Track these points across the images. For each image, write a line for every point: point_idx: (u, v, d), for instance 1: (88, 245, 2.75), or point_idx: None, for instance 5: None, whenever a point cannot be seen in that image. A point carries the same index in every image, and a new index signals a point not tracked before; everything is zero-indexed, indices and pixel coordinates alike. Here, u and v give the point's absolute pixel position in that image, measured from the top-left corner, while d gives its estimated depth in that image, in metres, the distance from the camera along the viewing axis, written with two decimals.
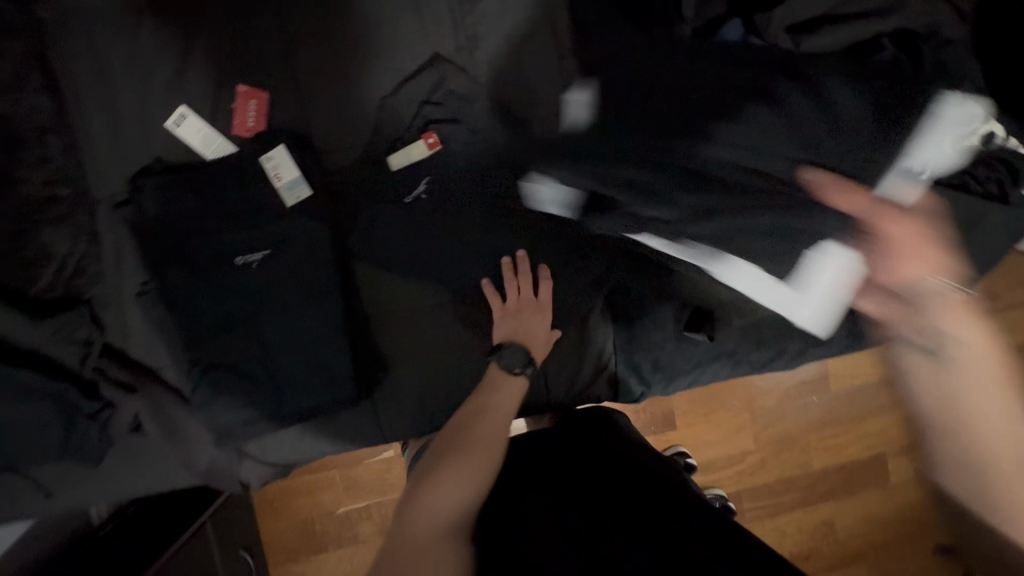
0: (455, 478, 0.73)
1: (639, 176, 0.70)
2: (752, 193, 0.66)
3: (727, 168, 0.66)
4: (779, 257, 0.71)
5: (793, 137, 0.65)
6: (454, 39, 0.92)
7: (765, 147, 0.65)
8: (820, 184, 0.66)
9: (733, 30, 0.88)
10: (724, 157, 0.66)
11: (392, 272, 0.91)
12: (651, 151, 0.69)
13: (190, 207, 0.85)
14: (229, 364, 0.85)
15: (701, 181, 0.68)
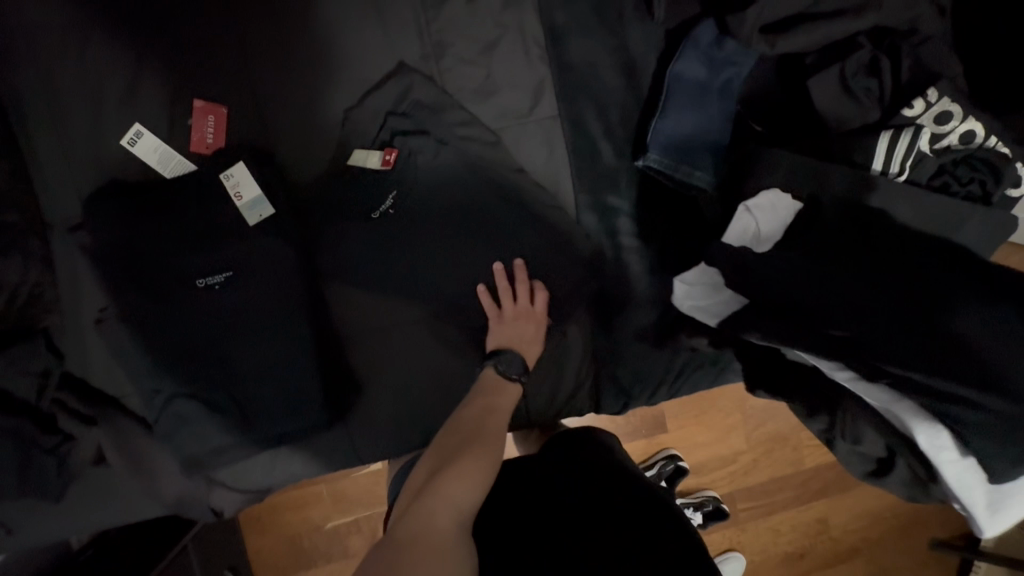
0: (471, 479, 0.65)
1: (859, 317, 0.65)
2: (1004, 369, 0.58)
3: (973, 340, 0.60)
4: (1007, 455, 0.57)
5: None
6: (420, 46, 0.89)
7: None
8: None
9: (707, 32, 0.87)
10: (991, 324, 0.60)
11: (365, 288, 0.88)
12: (892, 297, 0.65)
13: (147, 230, 0.82)
14: (194, 392, 0.82)
15: (947, 347, 0.60)
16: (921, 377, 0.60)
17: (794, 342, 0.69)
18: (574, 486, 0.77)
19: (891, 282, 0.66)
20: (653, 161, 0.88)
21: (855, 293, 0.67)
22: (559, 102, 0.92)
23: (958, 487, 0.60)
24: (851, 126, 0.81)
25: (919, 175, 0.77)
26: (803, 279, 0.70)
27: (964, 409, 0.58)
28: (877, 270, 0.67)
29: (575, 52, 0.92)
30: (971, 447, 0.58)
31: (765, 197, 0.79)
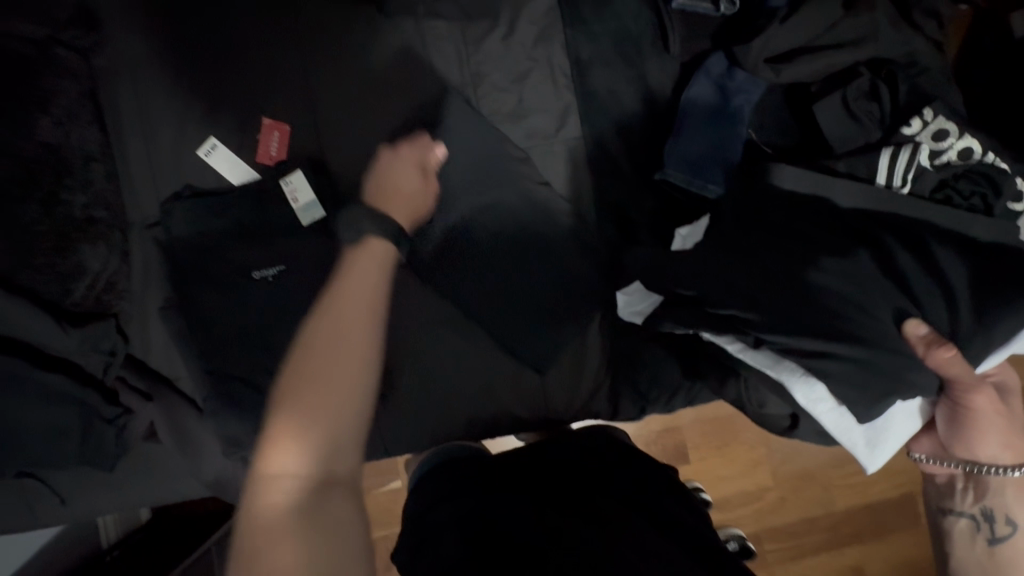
0: (314, 389, 0.55)
1: (741, 292, 0.79)
2: (854, 321, 0.74)
3: (822, 299, 0.76)
4: (867, 400, 0.74)
5: (890, 282, 0.76)
6: (460, 75, 1.01)
7: (875, 299, 0.75)
8: (924, 338, 0.73)
9: (718, 63, 0.96)
10: (836, 281, 0.77)
11: (407, 285, 0.97)
12: (768, 273, 0.79)
13: (216, 228, 0.93)
14: (245, 374, 0.90)
15: (809, 309, 0.76)
16: (787, 338, 0.75)
17: (698, 324, 0.81)
18: (574, 480, 0.80)
19: (766, 256, 0.81)
20: (670, 176, 0.93)
21: (735, 273, 0.81)
22: (584, 125, 1.02)
23: (840, 434, 0.76)
24: (856, 145, 0.88)
25: (922, 189, 0.83)
26: (702, 267, 0.82)
27: (826, 359, 0.74)
28: (752, 249, 0.82)
29: (598, 80, 1.01)
30: (837, 392, 0.74)
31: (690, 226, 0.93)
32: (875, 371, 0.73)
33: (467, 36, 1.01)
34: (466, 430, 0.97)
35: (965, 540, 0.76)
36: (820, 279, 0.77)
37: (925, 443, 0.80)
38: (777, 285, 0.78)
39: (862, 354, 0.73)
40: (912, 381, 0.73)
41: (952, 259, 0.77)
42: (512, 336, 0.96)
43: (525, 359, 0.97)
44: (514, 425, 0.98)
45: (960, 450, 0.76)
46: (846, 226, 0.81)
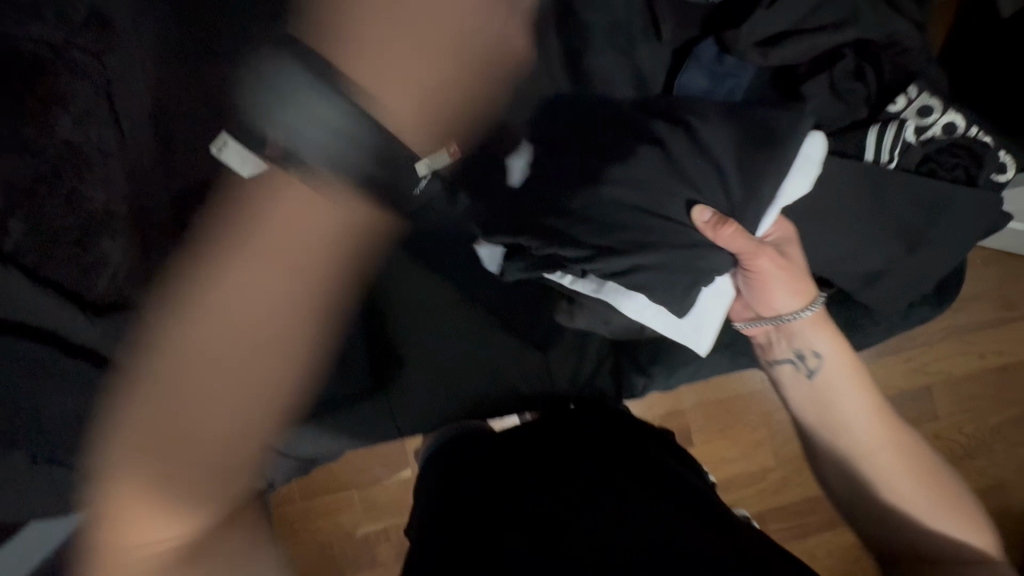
0: None
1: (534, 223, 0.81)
2: (648, 217, 0.78)
3: (603, 206, 0.79)
4: (670, 287, 0.77)
5: (668, 171, 0.79)
6: (459, 68, 1.05)
7: (653, 192, 0.79)
8: (710, 223, 0.77)
9: (709, 49, 0.98)
10: (602, 187, 0.79)
11: (415, 265, 1.01)
12: (550, 198, 0.82)
13: (230, 222, 1.01)
14: (260, 358, 0.96)
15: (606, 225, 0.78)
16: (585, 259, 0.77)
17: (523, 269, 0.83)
18: (581, 450, 0.83)
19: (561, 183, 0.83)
20: None
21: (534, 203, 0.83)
22: None
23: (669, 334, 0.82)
24: (843, 123, 0.92)
25: (907, 164, 0.87)
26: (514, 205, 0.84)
27: (629, 262, 0.76)
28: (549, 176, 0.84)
29: None
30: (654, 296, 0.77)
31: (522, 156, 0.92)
32: (664, 261, 0.77)
33: (466, 30, 1.05)
34: (474, 409, 1.00)
35: (793, 381, 0.89)
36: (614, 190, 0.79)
37: (739, 309, 0.90)
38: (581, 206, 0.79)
39: (652, 246, 0.77)
40: (690, 260, 0.77)
41: (725, 139, 0.80)
42: (517, 316, 1.00)
43: (526, 341, 1.01)
44: (520, 405, 1.01)
45: (763, 308, 0.85)
46: (614, 131, 0.84)
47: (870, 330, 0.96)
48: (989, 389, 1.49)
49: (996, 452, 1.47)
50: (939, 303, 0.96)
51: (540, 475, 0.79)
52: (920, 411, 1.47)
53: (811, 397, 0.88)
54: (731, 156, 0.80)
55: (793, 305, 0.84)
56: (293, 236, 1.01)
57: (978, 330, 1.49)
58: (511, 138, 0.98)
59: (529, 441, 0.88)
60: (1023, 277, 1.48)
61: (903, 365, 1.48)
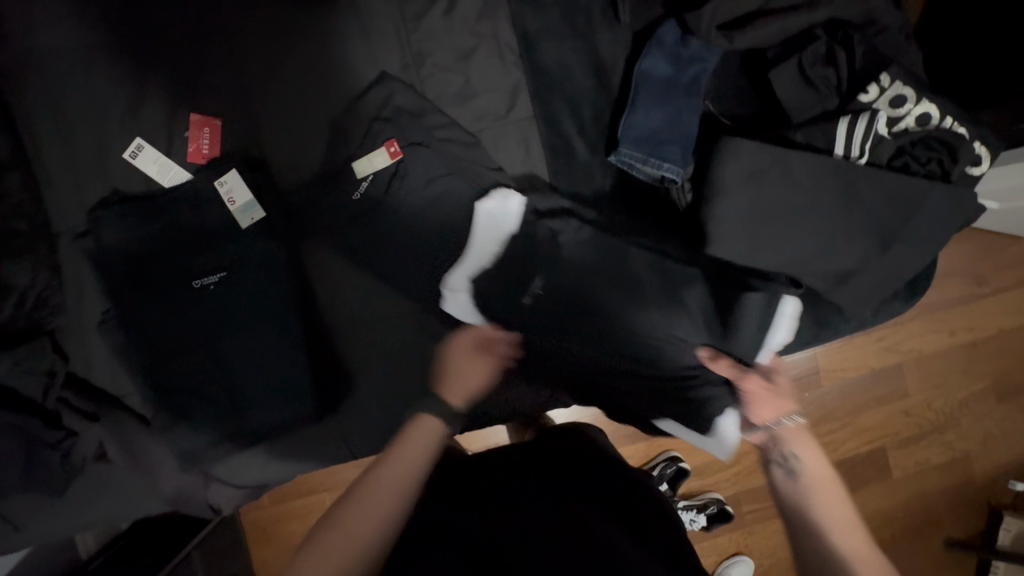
0: (340, 549, 0.63)
1: (575, 364, 0.94)
2: (654, 355, 0.92)
3: (628, 361, 0.92)
4: (699, 424, 0.89)
5: (677, 305, 0.92)
6: (400, 57, 0.95)
7: (671, 351, 0.91)
8: (709, 356, 0.88)
9: (671, 31, 0.90)
10: (627, 346, 0.92)
11: (362, 275, 0.93)
12: (581, 346, 0.93)
13: (149, 231, 0.88)
14: (194, 387, 0.88)
15: (623, 350, 0.92)
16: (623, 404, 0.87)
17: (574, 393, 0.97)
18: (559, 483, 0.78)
19: (594, 311, 0.92)
20: (625, 156, 0.91)
21: (563, 330, 0.93)
22: (535, 103, 0.97)
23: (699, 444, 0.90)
24: (813, 113, 0.85)
25: (879, 158, 0.81)
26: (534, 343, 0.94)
27: (672, 410, 0.91)
28: (567, 316, 0.93)
29: (547, 55, 0.96)
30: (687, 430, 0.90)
31: (497, 200, 0.90)
32: (695, 412, 0.89)
33: (406, 14, 0.95)
34: None
35: (787, 487, 0.68)
36: (641, 319, 0.92)
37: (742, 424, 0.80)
38: (608, 348, 0.92)
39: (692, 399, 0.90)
40: (713, 405, 0.89)
41: (758, 308, 0.87)
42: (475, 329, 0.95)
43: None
44: (482, 420, 0.96)
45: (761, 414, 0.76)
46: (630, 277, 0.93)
47: (841, 330, 0.92)
48: (958, 365, 1.48)
49: (961, 425, 1.48)
50: (913, 297, 0.92)
51: (507, 502, 0.74)
52: (891, 390, 1.46)
53: (802, 501, 0.67)
54: (762, 313, 0.87)
55: (769, 415, 0.74)
56: (221, 248, 0.89)
57: (949, 307, 1.47)
58: (445, 147, 0.93)
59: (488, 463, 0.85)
60: (992, 252, 1.46)
61: (876, 345, 1.46)
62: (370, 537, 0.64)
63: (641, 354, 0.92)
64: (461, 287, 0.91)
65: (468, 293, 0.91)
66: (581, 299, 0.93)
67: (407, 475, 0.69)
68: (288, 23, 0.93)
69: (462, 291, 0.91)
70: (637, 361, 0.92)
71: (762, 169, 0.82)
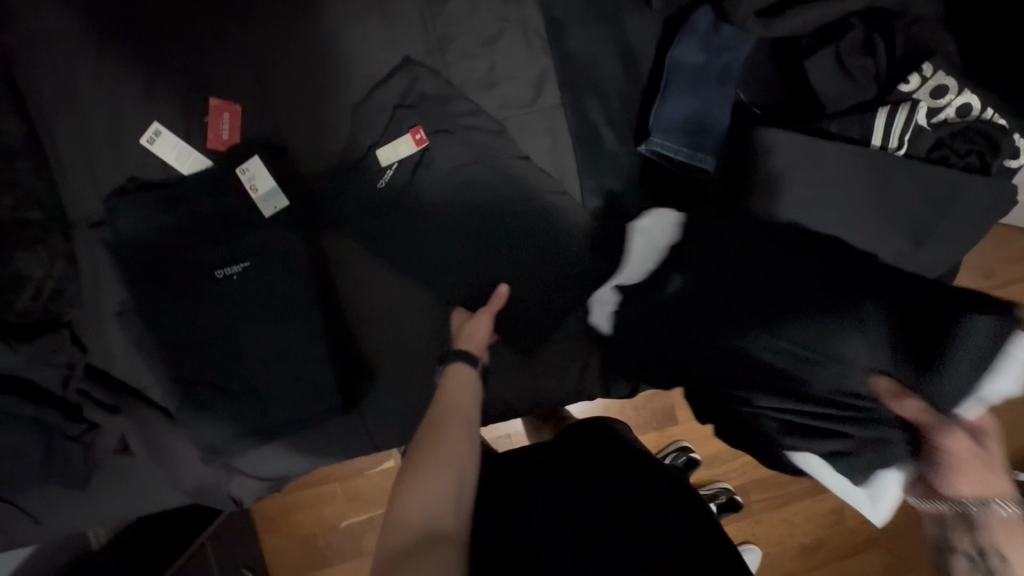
0: (430, 470, 0.60)
1: (707, 366, 0.72)
2: (810, 375, 0.63)
3: (780, 375, 0.65)
4: (861, 471, 0.61)
5: (849, 316, 0.61)
6: (424, 41, 0.92)
7: (847, 373, 0.61)
8: (891, 389, 0.59)
9: (704, 18, 0.87)
10: (774, 356, 0.65)
11: (385, 265, 0.92)
12: (719, 346, 0.69)
13: (168, 221, 0.85)
14: (216, 379, 0.86)
15: (761, 364, 0.66)
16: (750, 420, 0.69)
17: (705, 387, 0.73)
18: (539, 476, 0.75)
19: (707, 310, 0.71)
20: (656, 146, 0.89)
21: (678, 328, 0.73)
22: (562, 91, 0.95)
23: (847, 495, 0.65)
24: (848, 104, 0.84)
25: (918, 150, 0.79)
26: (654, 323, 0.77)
27: (823, 444, 0.63)
28: (704, 308, 0.71)
29: (575, 41, 0.93)
30: (841, 470, 0.63)
31: (651, 219, 0.85)
32: (866, 454, 0.60)
33: None
34: None
35: None
36: (794, 328, 0.64)
37: (913, 483, 0.58)
38: (736, 360, 0.68)
39: (865, 439, 0.61)
40: (891, 453, 0.59)
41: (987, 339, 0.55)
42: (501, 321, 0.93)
43: (512, 343, 0.94)
44: (504, 413, 0.95)
45: (949, 491, 0.53)
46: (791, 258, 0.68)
47: None
48: None
49: None
50: None
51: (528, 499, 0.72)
52: None
53: None
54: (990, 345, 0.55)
55: (980, 492, 0.51)
56: (241, 237, 0.86)
57: None
58: (471, 135, 0.91)
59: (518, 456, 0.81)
60: None
61: None
62: (455, 445, 0.63)
63: (795, 378, 0.64)
64: (607, 294, 0.88)
65: (610, 302, 0.88)
66: (703, 295, 0.72)
67: (457, 394, 0.70)
68: (308, 5, 0.90)
69: (609, 297, 0.88)
70: (793, 386, 0.64)
71: (804, 166, 0.78)
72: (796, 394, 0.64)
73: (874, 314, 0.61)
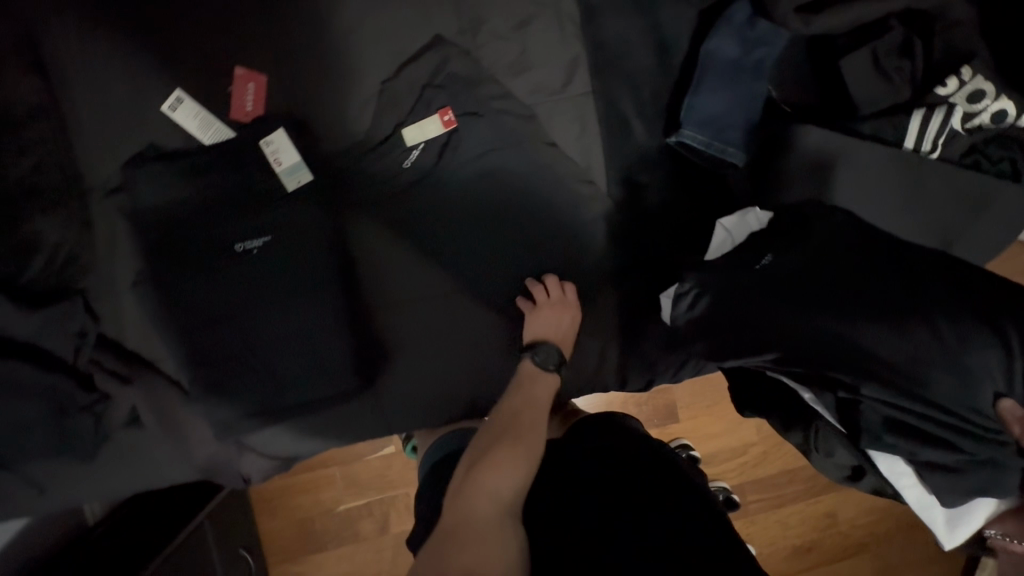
0: (513, 448, 0.69)
1: (795, 342, 0.72)
2: (927, 382, 0.67)
3: (894, 370, 0.68)
4: (955, 488, 0.65)
5: (990, 335, 0.66)
6: (456, 21, 0.90)
7: (969, 387, 0.65)
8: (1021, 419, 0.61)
9: (741, 11, 0.87)
10: (891, 353, 0.68)
11: (405, 246, 0.90)
12: (810, 325, 0.72)
13: (187, 191, 0.83)
14: (229, 354, 0.85)
15: (878, 361, 0.68)
16: (847, 403, 0.71)
17: (778, 363, 0.73)
18: (564, 481, 0.73)
19: (818, 292, 0.73)
20: (687, 138, 0.89)
21: (783, 314, 0.74)
22: (593, 79, 0.93)
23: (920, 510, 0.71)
24: (883, 106, 0.82)
25: (950, 154, 0.79)
26: (740, 298, 0.77)
27: (923, 450, 0.66)
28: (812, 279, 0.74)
29: (608, 29, 0.93)
30: (927, 482, 0.67)
31: (735, 218, 0.89)
32: (974, 473, 0.64)
33: None
34: (470, 411, 0.92)
35: None
36: (918, 331, 0.68)
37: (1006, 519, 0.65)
38: (850, 351, 0.70)
39: (972, 455, 0.64)
40: (1000, 481, 0.63)
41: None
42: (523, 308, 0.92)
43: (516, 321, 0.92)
44: None
45: None
46: (913, 271, 0.72)
47: None
48: None
49: None
50: None
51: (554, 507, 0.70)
52: None
53: None
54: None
55: None
56: (263, 211, 0.84)
57: None
58: (500, 120, 0.89)
59: (548, 453, 0.80)
60: None
61: None
62: (531, 430, 0.72)
63: (915, 381, 0.67)
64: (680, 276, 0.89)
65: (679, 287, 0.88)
66: (810, 278, 0.74)
67: (536, 391, 0.79)
68: None
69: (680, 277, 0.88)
70: (912, 391, 0.67)
71: (834, 160, 0.78)
72: (914, 398, 0.67)
73: (1011, 337, 0.65)
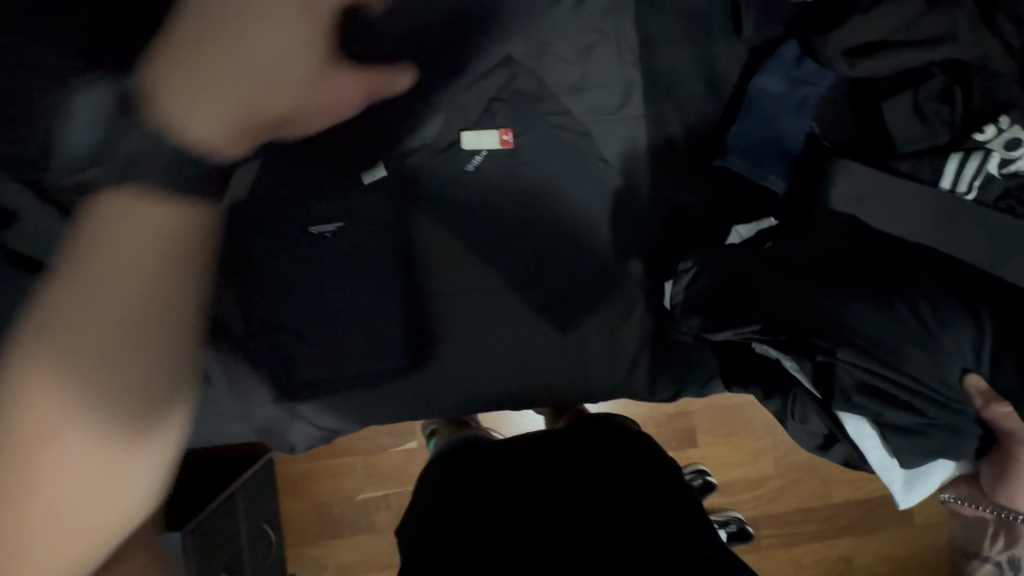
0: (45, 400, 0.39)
1: (777, 316, 0.81)
2: (902, 356, 0.75)
3: (873, 344, 0.76)
4: (913, 445, 0.78)
5: (964, 317, 0.74)
6: (525, 43, 0.99)
7: (940, 362, 0.74)
8: (982, 392, 0.74)
9: (791, 50, 0.95)
10: (875, 330, 0.76)
11: (459, 241, 0.97)
12: (799, 301, 0.80)
13: (273, 175, 0.94)
14: (293, 325, 0.94)
15: (856, 333, 0.76)
16: (822, 371, 0.79)
17: (760, 334, 0.82)
18: (577, 464, 0.78)
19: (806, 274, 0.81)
20: (729, 163, 0.94)
21: (773, 292, 0.82)
22: (646, 104, 1.01)
23: (882, 471, 0.83)
24: (919, 147, 0.86)
25: (986, 197, 0.79)
26: (737, 278, 0.86)
27: (887, 412, 0.77)
28: (803, 265, 0.82)
29: (664, 59, 1.00)
30: (890, 443, 0.79)
31: (750, 226, 0.95)
32: (925, 432, 0.77)
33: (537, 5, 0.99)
34: (502, 400, 0.99)
35: None
36: (898, 310, 0.76)
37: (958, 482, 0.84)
38: (831, 326, 0.77)
39: (929, 419, 0.77)
40: (949, 439, 0.78)
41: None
42: (563, 310, 0.99)
43: (556, 322, 0.99)
44: (550, 398, 1.00)
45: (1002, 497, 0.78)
46: (908, 263, 0.79)
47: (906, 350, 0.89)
48: None
49: None
50: None
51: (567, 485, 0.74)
52: None
53: None
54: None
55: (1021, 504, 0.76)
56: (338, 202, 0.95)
57: None
58: (555, 133, 0.98)
59: (561, 440, 0.84)
60: None
61: None
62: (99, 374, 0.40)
63: (900, 355, 0.75)
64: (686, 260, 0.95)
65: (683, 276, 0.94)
66: (799, 261, 0.82)
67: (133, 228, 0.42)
68: None
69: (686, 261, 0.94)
70: (889, 363, 0.75)
71: (866, 194, 0.81)
72: (890, 368, 0.75)
73: (986, 321, 0.73)
